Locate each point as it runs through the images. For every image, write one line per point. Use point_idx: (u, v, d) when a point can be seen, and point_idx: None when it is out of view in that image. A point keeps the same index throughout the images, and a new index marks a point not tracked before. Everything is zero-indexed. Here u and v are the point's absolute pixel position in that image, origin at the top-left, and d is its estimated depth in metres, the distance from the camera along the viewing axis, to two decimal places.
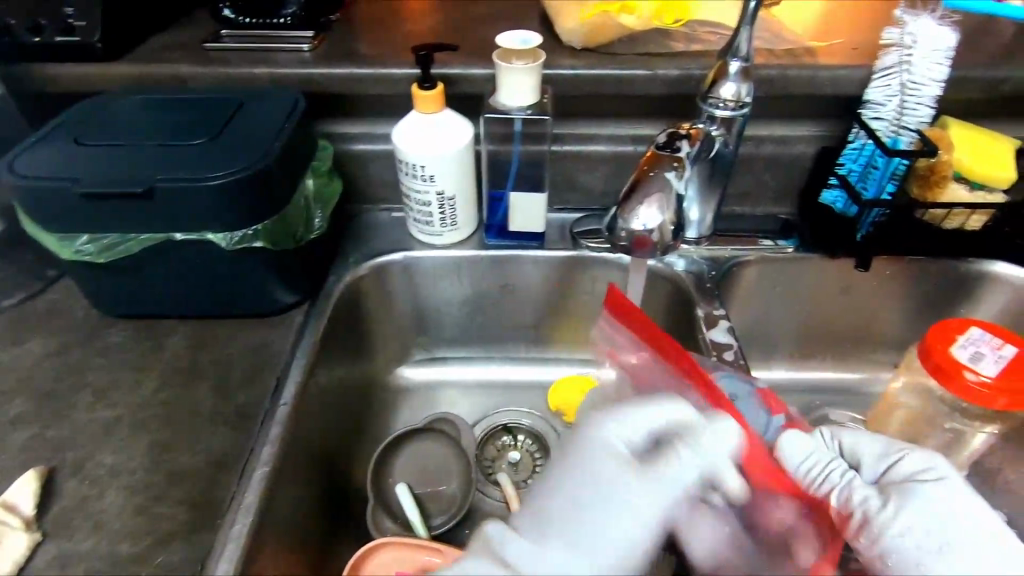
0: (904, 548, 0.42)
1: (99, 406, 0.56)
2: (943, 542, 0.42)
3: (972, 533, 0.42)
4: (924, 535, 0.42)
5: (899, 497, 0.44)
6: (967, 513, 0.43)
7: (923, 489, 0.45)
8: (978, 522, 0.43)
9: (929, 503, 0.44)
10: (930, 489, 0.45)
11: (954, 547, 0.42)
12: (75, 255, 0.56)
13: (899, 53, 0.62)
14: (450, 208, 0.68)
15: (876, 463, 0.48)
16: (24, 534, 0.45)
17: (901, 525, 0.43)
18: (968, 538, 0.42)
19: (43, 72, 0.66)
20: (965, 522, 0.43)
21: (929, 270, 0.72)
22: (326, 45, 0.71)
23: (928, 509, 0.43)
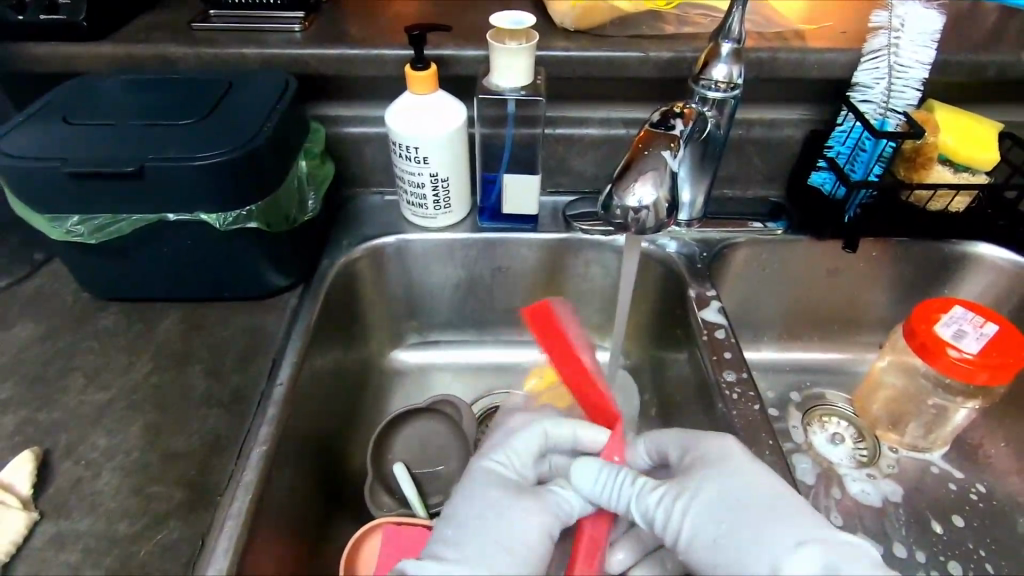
0: (703, 552, 0.44)
1: (92, 389, 0.56)
2: (713, 538, 0.44)
3: (761, 517, 0.44)
4: (718, 522, 0.44)
5: (691, 493, 0.46)
6: (761, 491, 0.45)
7: (701, 478, 0.47)
8: (767, 494, 0.45)
9: (709, 495, 0.46)
10: (715, 481, 0.46)
11: (728, 539, 0.43)
12: (66, 236, 0.55)
13: (889, 35, 0.63)
14: (443, 190, 0.68)
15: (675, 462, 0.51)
16: (21, 514, 0.45)
17: (689, 523, 0.45)
18: (743, 522, 0.44)
19: (26, 52, 0.65)
20: (757, 506, 0.44)
21: (914, 252, 0.73)
22: (317, 26, 0.71)
23: (715, 508, 0.45)
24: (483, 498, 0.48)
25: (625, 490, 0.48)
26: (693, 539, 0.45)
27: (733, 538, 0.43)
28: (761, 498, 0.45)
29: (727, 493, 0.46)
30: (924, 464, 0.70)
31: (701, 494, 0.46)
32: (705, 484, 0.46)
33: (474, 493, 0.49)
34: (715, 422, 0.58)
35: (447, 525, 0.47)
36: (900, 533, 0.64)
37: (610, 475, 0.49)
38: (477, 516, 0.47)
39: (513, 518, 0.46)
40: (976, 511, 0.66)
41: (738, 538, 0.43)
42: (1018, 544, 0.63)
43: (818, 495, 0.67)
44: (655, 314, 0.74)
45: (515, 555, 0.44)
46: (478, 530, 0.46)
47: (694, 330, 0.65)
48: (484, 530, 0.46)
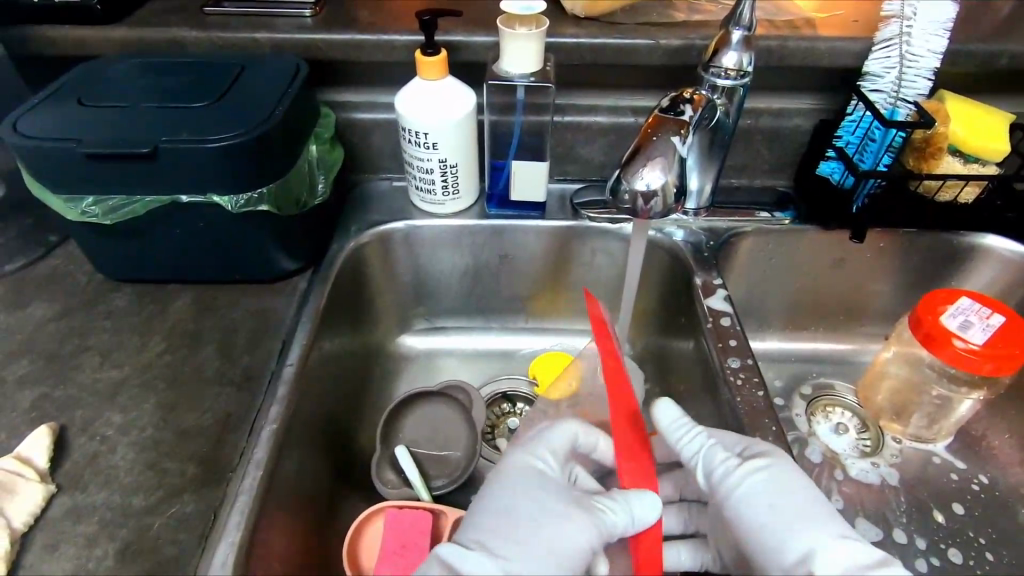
0: (748, 521, 0.45)
1: (106, 367, 0.57)
2: (757, 514, 0.45)
3: (799, 509, 0.45)
4: (767, 503, 0.45)
5: (754, 467, 0.47)
6: (802, 488, 0.46)
7: (761, 462, 0.47)
8: (806, 492, 0.46)
9: (767, 476, 0.46)
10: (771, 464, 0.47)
11: (769, 521, 0.44)
12: (81, 216, 0.56)
13: (900, 24, 0.63)
14: (452, 176, 0.68)
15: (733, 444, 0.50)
16: (39, 486, 0.46)
17: (741, 489, 0.46)
18: (780, 513, 0.44)
19: (40, 34, 0.65)
20: (798, 504, 0.45)
21: (921, 243, 0.73)
22: (327, 12, 0.71)
23: (762, 483, 0.46)
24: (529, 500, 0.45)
25: (692, 443, 0.50)
26: (738, 502, 0.46)
27: (775, 520, 0.44)
28: (804, 500, 0.45)
29: (780, 481, 0.46)
30: (926, 454, 0.70)
31: (754, 476, 0.46)
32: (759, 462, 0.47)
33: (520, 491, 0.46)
34: (719, 409, 0.59)
35: (493, 525, 0.44)
36: (901, 521, 0.65)
37: (685, 424, 0.51)
38: (518, 516, 0.45)
39: (556, 530, 0.44)
40: (977, 501, 0.66)
41: (781, 526, 0.44)
42: (1019, 534, 0.64)
43: (820, 482, 0.67)
44: (661, 303, 0.74)
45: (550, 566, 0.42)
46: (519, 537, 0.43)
47: (699, 318, 0.65)
48: (527, 539, 0.43)
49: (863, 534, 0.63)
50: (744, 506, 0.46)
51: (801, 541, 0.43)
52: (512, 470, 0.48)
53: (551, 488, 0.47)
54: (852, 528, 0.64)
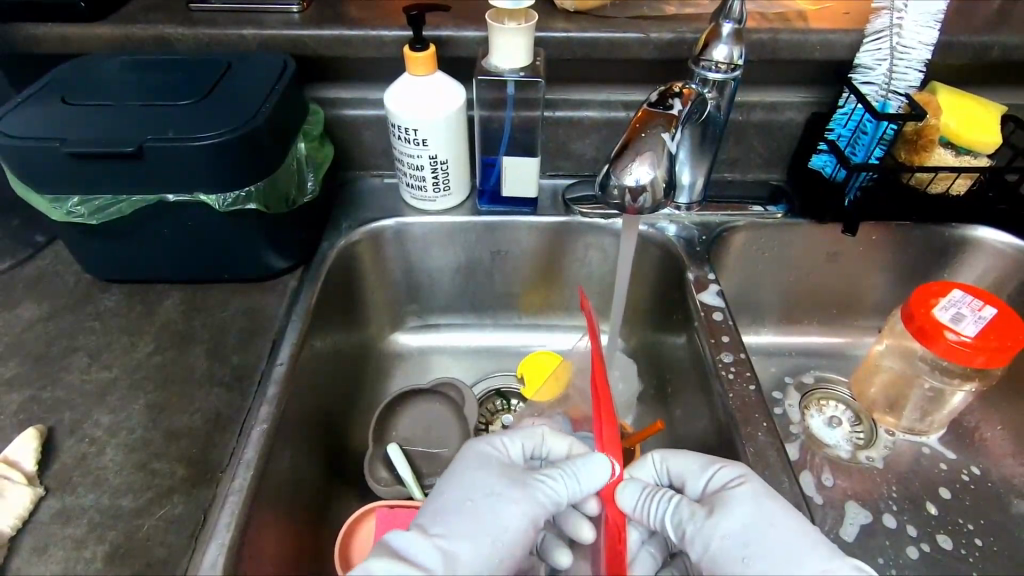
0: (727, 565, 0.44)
1: (94, 368, 0.56)
2: (740, 556, 0.44)
3: (782, 539, 0.44)
4: (743, 542, 0.44)
5: (721, 512, 0.45)
6: (772, 514, 0.45)
7: (729, 503, 0.46)
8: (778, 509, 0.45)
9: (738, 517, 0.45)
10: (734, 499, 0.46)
11: (753, 562, 0.43)
12: (66, 217, 0.55)
13: (890, 16, 0.62)
14: (442, 172, 0.68)
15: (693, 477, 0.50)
16: (26, 489, 0.46)
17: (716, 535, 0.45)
18: (756, 549, 0.44)
19: (22, 32, 0.65)
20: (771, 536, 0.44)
21: (914, 236, 0.73)
22: (315, 8, 0.70)
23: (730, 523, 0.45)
24: (473, 478, 0.49)
25: (663, 503, 0.49)
26: (717, 549, 0.45)
27: (757, 558, 0.43)
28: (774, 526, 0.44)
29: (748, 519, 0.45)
30: (920, 446, 0.70)
31: (724, 519, 0.45)
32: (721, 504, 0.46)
33: (467, 478, 0.49)
34: (712, 404, 0.59)
35: (441, 503, 0.48)
36: (893, 512, 0.65)
37: (649, 493, 0.50)
38: (466, 502, 0.47)
39: (504, 511, 0.47)
40: (969, 491, 0.67)
41: (762, 562, 0.43)
42: (1011, 524, 0.64)
43: (814, 474, 0.68)
44: (655, 300, 0.74)
45: (499, 547, 0.45)
46: (470, 522, 0.46)
47: (691, 313, 0.65)
48: (476, 522, 0.46)
49: (852, 519, 0.64)
50: (719, 552, 0.45)
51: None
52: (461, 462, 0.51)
53: (499, 473, 0.50)
54: (843, 517, 0.64)
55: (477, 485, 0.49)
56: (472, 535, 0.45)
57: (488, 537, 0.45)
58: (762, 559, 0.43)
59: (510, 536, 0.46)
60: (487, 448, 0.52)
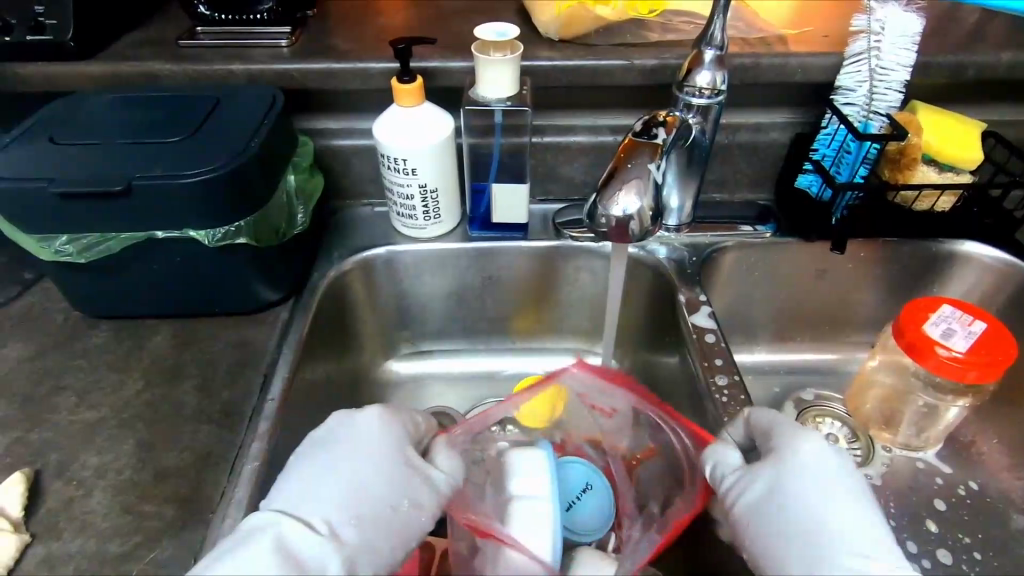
0: (773, 524, 0.44)
1: (82, 407, 0.56)
2: (796, 515, 0.44)
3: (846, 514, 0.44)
4: (801, 505, 0.44)
5: (784, 469, 0.46)
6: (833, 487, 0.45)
7: (798, 465, 0.46)
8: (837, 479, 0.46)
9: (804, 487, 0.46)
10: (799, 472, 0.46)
11: (805, 528, 0.43)
12: (55, 256, 0.55)
13: (869, 39, 0.63)
14: (432, 201, 0.68)
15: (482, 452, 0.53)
16: (12, 536, 0.45)
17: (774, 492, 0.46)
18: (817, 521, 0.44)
19: (12, 72, 0.65)
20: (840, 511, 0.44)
21: (901, 252, 0.74)
22: (303, 41, 0.71)
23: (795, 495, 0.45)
24: (352, 466, 0.45)
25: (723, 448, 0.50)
26: (766, 506, 0.45)
27: (813, 522, 0.44)
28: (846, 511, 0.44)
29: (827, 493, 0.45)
30: (916, 462, 0.70)
31: (788, 478, 0.46)
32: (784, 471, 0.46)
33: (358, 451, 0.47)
34: (706, 426, 0.58)
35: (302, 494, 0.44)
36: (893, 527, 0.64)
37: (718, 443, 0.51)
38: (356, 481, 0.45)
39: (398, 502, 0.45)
40: (965, 505, 0.66)
41: (810, 524, 0.44)
42: (1011, 539, 0.64)
43: None
44: (647, 322, 0.74)
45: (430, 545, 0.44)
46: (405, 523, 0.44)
47: (683, 335, 0.65)
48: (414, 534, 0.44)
49: None
50: (772, 506, 0.45)
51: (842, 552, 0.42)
52: (349, 431, 0.48)
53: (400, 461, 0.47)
54: None
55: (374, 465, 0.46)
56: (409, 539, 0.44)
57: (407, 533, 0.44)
58: (817, 528, 0.43)
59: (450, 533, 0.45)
60: (346, 429, 0.48)
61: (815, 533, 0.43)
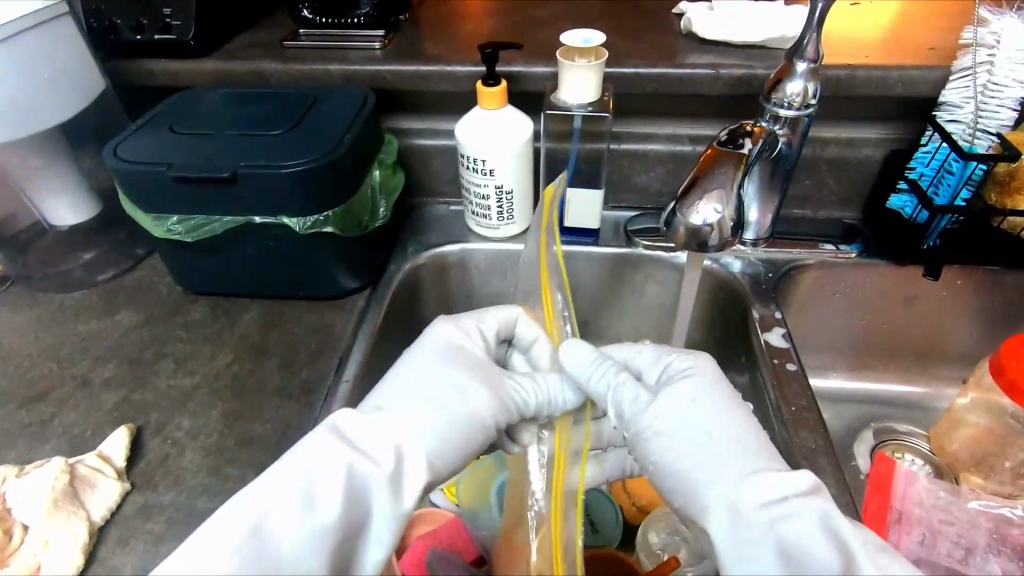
0: (659, 444, 0.45)
1: (180, 373, 0.61)
2: (692, 436, 0.45)
3: (714, 415, 0.46)
4: (678, 427, 0.45)
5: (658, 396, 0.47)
6: (733, 456, 0.43)
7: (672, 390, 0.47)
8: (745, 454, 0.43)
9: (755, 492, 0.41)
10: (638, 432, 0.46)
11: (684, 453, 0.44)
12: (166, 234, 0.61)
13: (977, 53, 0.59)
14: (507, 202, 0.69)
15: (653, 370, 0.52)
16: (115, 484, 0.50)
17: (656, 420, 0.46)
18: (757, 488, 0.41)
19: (140, 67, 0.72)
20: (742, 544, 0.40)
21: (1004, 282, 0.69)
22: (395, 44, 0.75)
23: (676, 445, 0.44)
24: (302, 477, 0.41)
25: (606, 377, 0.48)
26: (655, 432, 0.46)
27: (691, 438, 0.44)
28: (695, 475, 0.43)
29: (800, 523, 0.40)
30: None
31: (666, 410, 0.46)
32: (646, 416, 0.46)
33: (439, 367, 0.50)
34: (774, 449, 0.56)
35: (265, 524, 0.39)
36: (984, 566, 0.58)
37: (597, 359, 0.49)
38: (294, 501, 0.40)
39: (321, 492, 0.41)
40: None
41: (699, 463, 0.43)
42: None
43: None
44: (717, 339, 0.72)
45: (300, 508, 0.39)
46: (297, 479, 0.41)
47: (757, 355, 0.62)
48: (328, 465, 0.41)
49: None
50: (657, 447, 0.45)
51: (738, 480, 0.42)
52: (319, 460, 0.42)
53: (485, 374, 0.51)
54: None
55: (408, 381, 0.49)
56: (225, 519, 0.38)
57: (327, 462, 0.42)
58: (716, 482, 0.42)
59: (411, 468, 0.44)
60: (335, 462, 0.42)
61: (721, 488, 0.42)
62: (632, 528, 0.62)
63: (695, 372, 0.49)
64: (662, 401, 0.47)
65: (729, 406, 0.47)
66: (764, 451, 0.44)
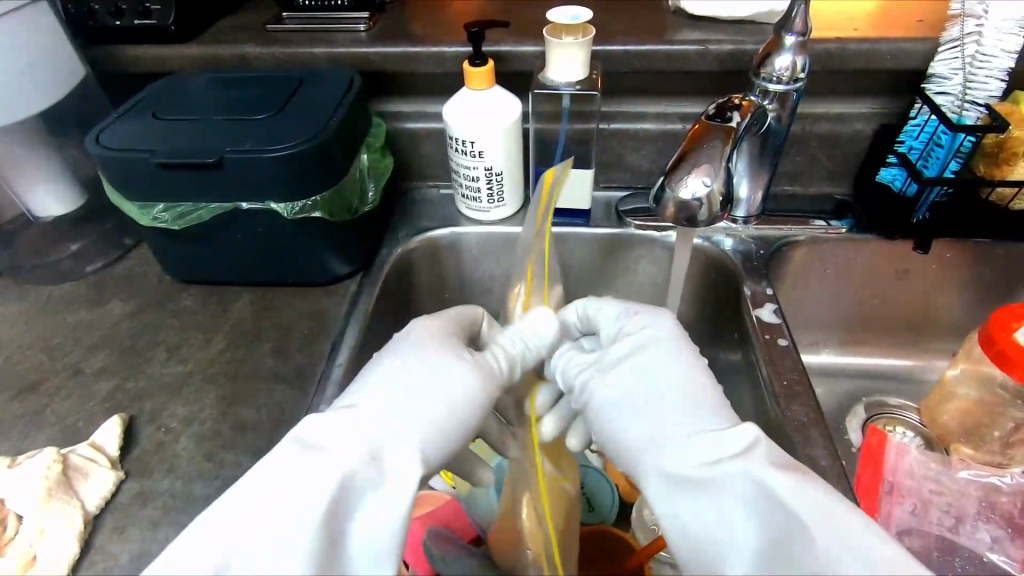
0: (607, 413, 0.46)
1: (172, 361, 0.61)
2: (643, 400, 0.45)
3: (661, 373, 0.46)
4: (624, 390, 0.46)
5: (610, 366, 0.48)
6: (681, 418, 0.43)
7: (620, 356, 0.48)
8: (691, 408, 0.43)
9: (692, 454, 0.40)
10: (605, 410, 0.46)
11: (631, 416, 0.45)
12: (152, 222, 0.60)
13: (966, 23, 0.59)
14: (497, 184, 0.69)
15: (610, 328, 0.53)
16: (110, 472, 0.50)
17: (604, 386, 0.47)
18: (707, 448, 0.40)
19: (121, 54, 0.71)
20: (675, 507, 0.40)
21: (993, 255, 0.69)
22: (380, 26, 0.74)
23: (625, 412, 0.45)
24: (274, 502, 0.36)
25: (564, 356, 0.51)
26: (604, 395, 0.46)
27: (636, 402, 0.45)
28: (638, 442, 0.43)
29: (736, 480, 0.39)
30: None
31: (615, 375, 0.47)
32: (593, 382, 0.47)
33: (407, 369, 0.45)
34: (767, 424, 0.57)
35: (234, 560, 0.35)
36: (974, 533, 0.59)
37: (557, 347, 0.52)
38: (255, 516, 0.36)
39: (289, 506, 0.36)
40: None
41: (647, 428, 0.43)
42: None
43: None
44: (710, 316, 0.72)
45: (282, 540, 0.35)
46: (278, 501, 0.36)
47: (750, 332, 0.62)
48: (298, 479, 0.37)
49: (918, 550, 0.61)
50: (607, 419, 0.46)
51: (691, 444, 0.41)
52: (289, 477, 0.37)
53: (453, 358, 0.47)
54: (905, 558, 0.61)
55: (390, 389, 0.44)
56: (216, 538, 0.35)
57: (314, 485, 0.37)
58: (655, 450, 0.42)
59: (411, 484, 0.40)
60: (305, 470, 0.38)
61: (658, 455, 0.42)
62: (627, 506, 0.63)
63: (648, 334, 0.49)
64: (610, 373, 0.47)
65: (683, 368, 0.46)
66: (722, 407, 0.44)
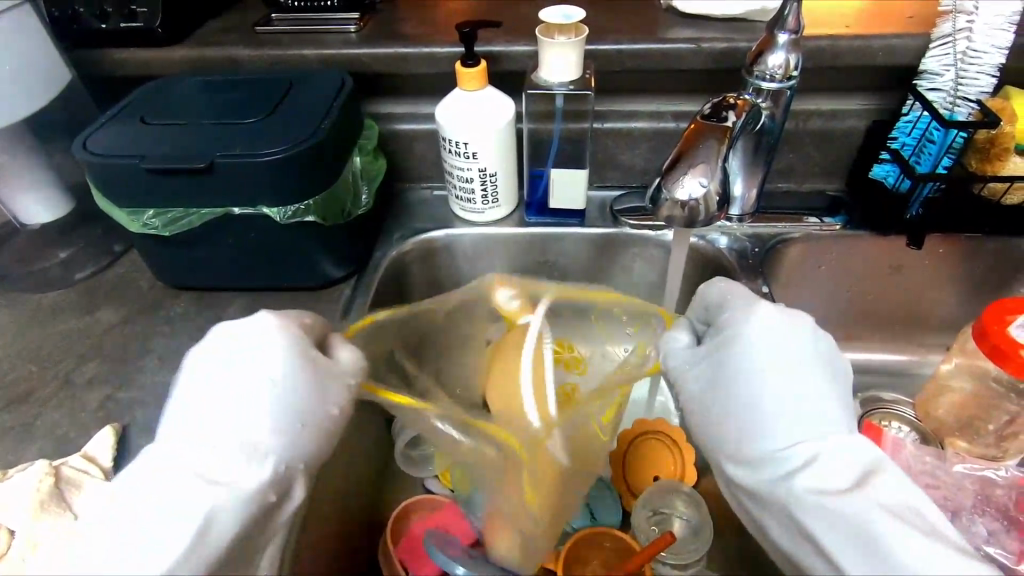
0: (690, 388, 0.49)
1: (166, 369, 0.60)
2: (793, 394, 0.44)
3: (785, 355, 0.46)
4: (775, 372, 0.45)
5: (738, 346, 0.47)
6: (817, 402, 0.44)
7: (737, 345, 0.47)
8: (810, 394, 0.44)
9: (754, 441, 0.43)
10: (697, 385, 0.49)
11: (766, 391, 0.45)
12: (143, 228, 0.59)
13: (957, 20, 0.59)
14: (491, 185, 0.69)
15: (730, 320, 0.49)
16: (104, 483, 0.49)
17: (740, 363, 0.46)
18: (821, 419, 0.43)
19: (107, 57, 0.70)
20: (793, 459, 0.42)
21: (986, 249, 0.70)
22: (371, 26, 0.73)
23: (744, 390, 0.45)
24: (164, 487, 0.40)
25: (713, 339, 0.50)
26: (741, 373, 0.46)
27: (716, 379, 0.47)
28: (774, 413, 0.44)
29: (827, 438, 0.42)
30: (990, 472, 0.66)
31: (761, 348, 0.46)
32: (752, 365, 0.46)
33: (254, 362, 0.45)
34: None
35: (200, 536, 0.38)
36: (970, 527, 0.60)
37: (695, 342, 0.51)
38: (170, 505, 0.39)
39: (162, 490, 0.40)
40: None
41: (760, 398, 0.44)
42: None
43: None
44: None
45: (152, 540, 0.38)
46: (173, 480, 0.40)
47: None
48: (166, 483, 0.40)
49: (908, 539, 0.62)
50: (702, 393, 0.48)
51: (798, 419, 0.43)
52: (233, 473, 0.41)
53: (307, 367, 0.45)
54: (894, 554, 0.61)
55: (254, 384, 0.43)
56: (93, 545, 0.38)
57: (189, 500, 0.39)
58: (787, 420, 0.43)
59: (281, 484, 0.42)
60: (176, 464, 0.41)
61: (789, 423, 0.43)
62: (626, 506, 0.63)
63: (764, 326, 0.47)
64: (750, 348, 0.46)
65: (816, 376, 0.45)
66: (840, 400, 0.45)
